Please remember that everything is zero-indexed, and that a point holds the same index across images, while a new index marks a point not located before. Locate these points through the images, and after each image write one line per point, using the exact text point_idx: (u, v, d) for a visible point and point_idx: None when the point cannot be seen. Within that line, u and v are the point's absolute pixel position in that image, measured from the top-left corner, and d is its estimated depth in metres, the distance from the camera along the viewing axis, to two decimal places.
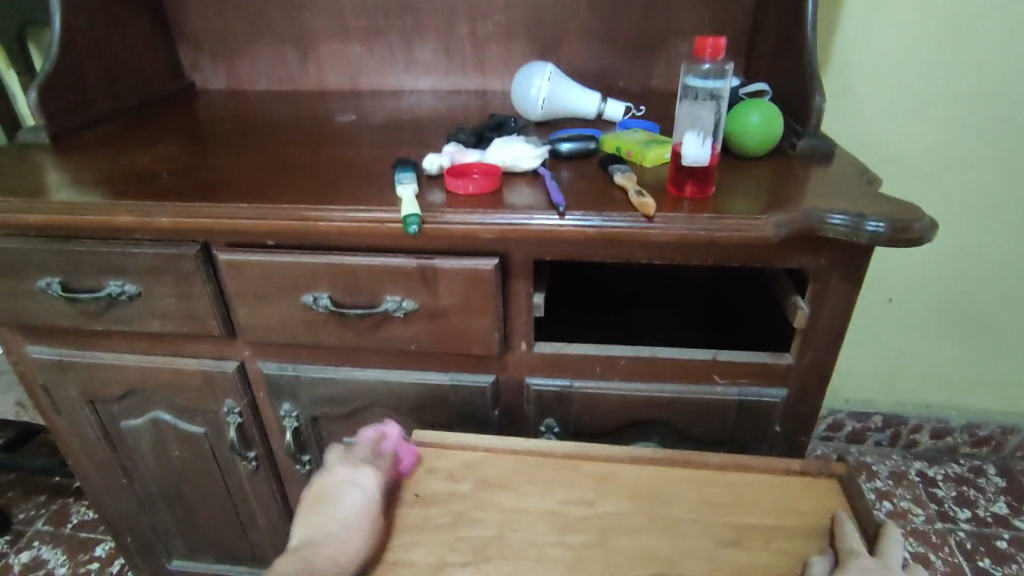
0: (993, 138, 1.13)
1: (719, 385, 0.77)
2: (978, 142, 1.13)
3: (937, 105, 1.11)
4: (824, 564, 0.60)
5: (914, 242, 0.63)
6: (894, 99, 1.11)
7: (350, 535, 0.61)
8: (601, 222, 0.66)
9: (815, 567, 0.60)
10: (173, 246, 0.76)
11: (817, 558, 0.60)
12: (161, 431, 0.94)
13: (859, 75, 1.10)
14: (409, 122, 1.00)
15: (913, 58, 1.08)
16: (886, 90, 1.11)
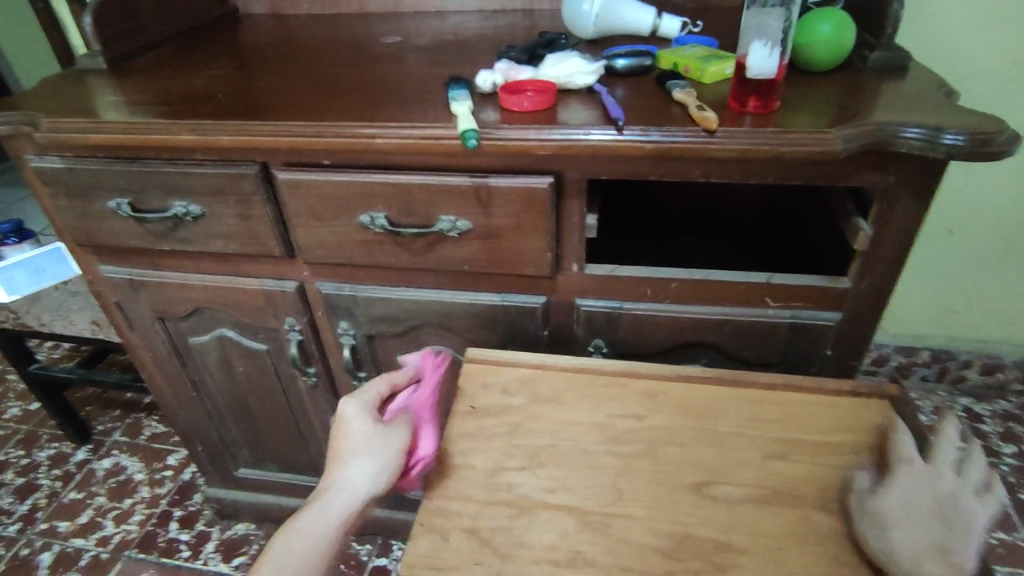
0: None
1: (771, 307, 0.77)
2: None
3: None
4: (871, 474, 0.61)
5: (993, 156, 0.60)
6: (976, 10, 1.03)
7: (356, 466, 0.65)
8: (660, 136, 0.65)
9: (860, 478, 0.61)
10: (232, 166, 0.78)
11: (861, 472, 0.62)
12: (226, 348, 1.00)
13: None
14: (455, 42, 0.98)
15: None
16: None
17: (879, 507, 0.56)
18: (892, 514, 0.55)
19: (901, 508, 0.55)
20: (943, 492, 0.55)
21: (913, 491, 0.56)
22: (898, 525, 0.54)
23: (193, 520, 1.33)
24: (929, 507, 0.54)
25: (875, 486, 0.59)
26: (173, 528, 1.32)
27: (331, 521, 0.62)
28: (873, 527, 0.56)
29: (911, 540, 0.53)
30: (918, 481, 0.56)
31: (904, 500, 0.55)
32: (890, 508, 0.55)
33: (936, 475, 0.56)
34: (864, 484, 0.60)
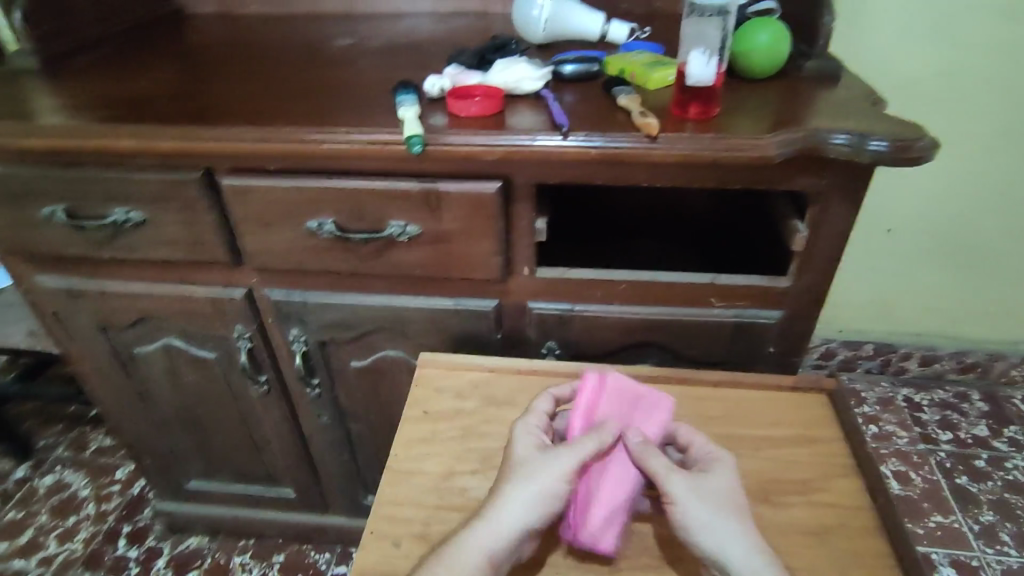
0: (1008, 62, 1.11)
1: (717, 307, 0.79)
2: (991, 66, 1.11)
3: (949, 26, 1.08)
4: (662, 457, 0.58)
5: (914, 161, 0.64)
6: (908, 20, 1.08)
7: (532, 508, 0.55)
8: (603, 142, 0.66)
9: (661, 465, 0.58)
10: (175, 172, 0.76)
11: (654, 452, 0.59)
12: (173, 357, 0.97)
13: None
14: (408, 46, 0.97)
15: None
16: (902, 10, 1.08)
17: (698, 508, 0.55)
18: (713, 514, 0.54)
19: (716, 506, 0.55)
20: (728, 481, 0.58)
21: (714, 481, 0.57)
22: (724, 528, 0.54)
23: (143, 536, 1.29)
24: (730, 499, 0.56)
25: (684, 476, 0.57)
26: (122, 545, 1.27)
27: (482, 549, 0.53)
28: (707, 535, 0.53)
29: (739, 540, 0.53)
30: (709, 470, 0.58)
31: (710, 493, 0.56)
32: (708, 510, 0.54)
33: (716, 464, 0.59)
34: (673, 474, 0.57)
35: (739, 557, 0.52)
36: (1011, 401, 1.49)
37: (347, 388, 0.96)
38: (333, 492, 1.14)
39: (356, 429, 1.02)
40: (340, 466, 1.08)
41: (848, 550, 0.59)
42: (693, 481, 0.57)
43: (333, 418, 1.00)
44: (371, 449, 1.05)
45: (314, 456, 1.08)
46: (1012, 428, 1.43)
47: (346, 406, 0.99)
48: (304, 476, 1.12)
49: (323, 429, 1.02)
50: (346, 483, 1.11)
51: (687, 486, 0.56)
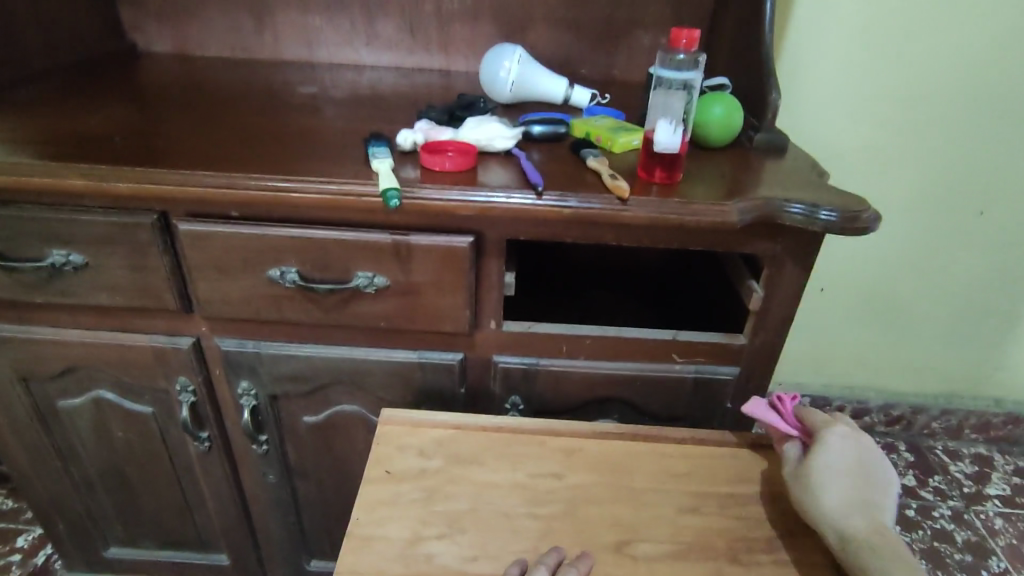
0: (924, 137, 1.23)
1: (677, 363, 0.81)
2: (909, 140, 1.23)
3: (873, 106, 1.20)
4: (813, 464, 0.65)
5: (860, 231, 0.68)
6: (838, 98, 1.19)
7: None
8: (577, 203, 0.68)
9: (811, 478, 0.64)
10: (126, 215, 0.72)
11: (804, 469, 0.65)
12: (104, 410, 0.89)
13: (808, 70, 1.17)
14: (374, 98, 0.98)
15: (858, 57, 1.16)
16: (833, 87, 1.18)
17: (852, 520, 0.60)
18: (871, 527, 0.60)
19: (871, 518, 0.61)
20: (876, 486, 0.64)
21: (862, 488, 0.63)
22: (886, 538, 0.59)
23: None
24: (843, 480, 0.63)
25: (837, 486, 0.63)
26: None
27: None
28: (866, 549, 0.58)
29: (898, 546, 0.58)
30: (854, 472, 0.64)
31: (862, 506, 0.61)
32: (865, 523, 0.60)
33: (858, 463, 0.65)
34: (823, 488, 0.63)
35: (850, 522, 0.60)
36: (934, 451, 1.59)
37: (298, 444, 0.91)
38: (272, 558, 1.06)
39: (303, 488, 0.96)
40: (283, 531, 1.01)
41: None
42: (843, 491, 0.62)
43: (279, 476, 0.94)
44: (318, 510, 0.99)
45: (254, 518, 1.01)
46: (936, 478, 1.52)
47: (295, 463, 0.93)
48: (241, 540, 1.03)
49: (268, 488, 0.96)
50: (289, 549, 1.04)
51: (839, 500, 0.62)
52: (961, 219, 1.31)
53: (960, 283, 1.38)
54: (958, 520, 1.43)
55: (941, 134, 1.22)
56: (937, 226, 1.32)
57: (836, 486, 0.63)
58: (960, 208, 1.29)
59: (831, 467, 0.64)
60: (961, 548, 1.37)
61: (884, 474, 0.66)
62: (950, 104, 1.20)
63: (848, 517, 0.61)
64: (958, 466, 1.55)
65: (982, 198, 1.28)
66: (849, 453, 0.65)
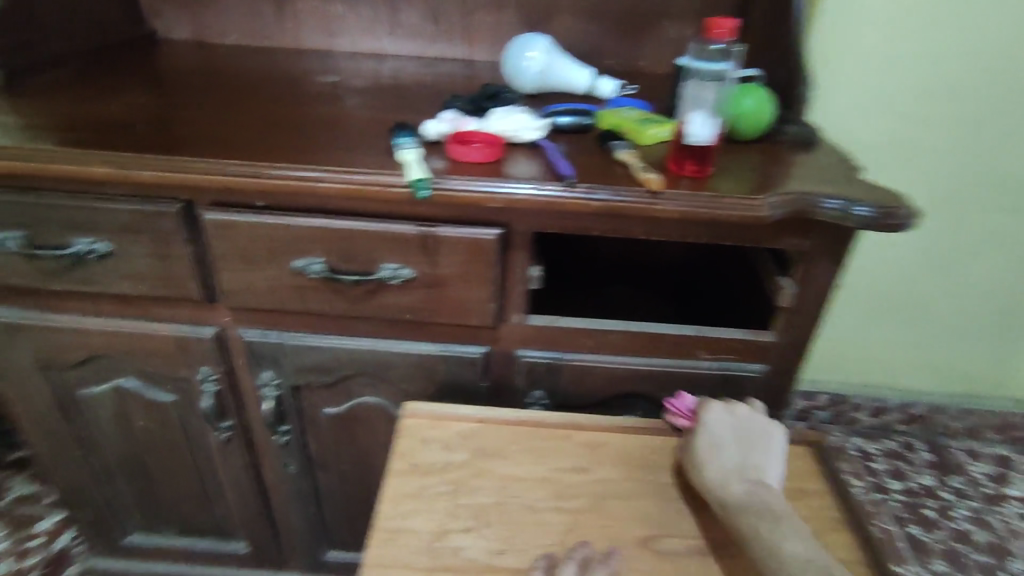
0: (953, 131, 1.20)
1: (704, 360, 0.80)
2: (937, 133, 1.20)
3: (903, 101, 1.17)
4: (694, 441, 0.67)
5: (896, 227, 0.67)
6: (867, 86, 1.16)
7: None
8: (607, 196, 0.67)
9: (693, 455, 0.67)
10: (151, 203, 0.72)
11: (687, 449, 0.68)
12: (126, 399, 0.90)
13: (837, 56, 1.14)
14: (395, 87, 0.97)
15: (891, 44, 1.13)
16: (863, 74, 1.15)
17: (730, 487, 0.62)
18: (746, 492, 0.62)
19: (746, 483, 0.63)
20: (756, 451, 0.66)
21: (741, 456, 0.65)
22: (758, 498, 0.61)
23: None
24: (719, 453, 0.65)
25: (716, 458, 0.65)
26: None
27: None
28: (740, 512, 0.60)
29: (770, 503, 0.60)
30: (733, 442, 0.66)
31: (740, 473, 0.64)
32: (740, 488, 0.62)
33: (740, 432, 0.67)
34: (702, 465, 0.65)
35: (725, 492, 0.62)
36: (953, 451, 1.57)
37: (319, 435, 0.91)
38: (290, 548, 1.06)
39: (324, 479, 0.96)
40: (302, 521, 1.02)
41: None
42: (722, 462, 0.65)
43: (300, 467, 0.94)
44: (338, 501, 0.99)
45: (274, 507, 1.01)
46: (955, 478, 1.50)
47: (316, 454, 0.93)
48: (261, 530, 1.04)
49: (288, 478, 0.96)
50: (308, 539, 1.04)
51: (717, 471, 0.64)
52: (988, 217, 1.28)
53: (983, 282, 1.35)
54: (978, 521, 1.41)
55: (971, 129, 1.19)
56: (962, 223, 1.29)
57: (716, 458, 0.65)
58: (986, 206, 1.27)
59: (711, 442, 0.66)
60: (980, 549, 1.35)
61: (768, 438, 0.67)
62: (984, 99, 1.16)
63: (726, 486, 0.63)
64: (977, 466, 1.53)
65: (1011, 196, 1.25)
66: (729, 424, 0.67)
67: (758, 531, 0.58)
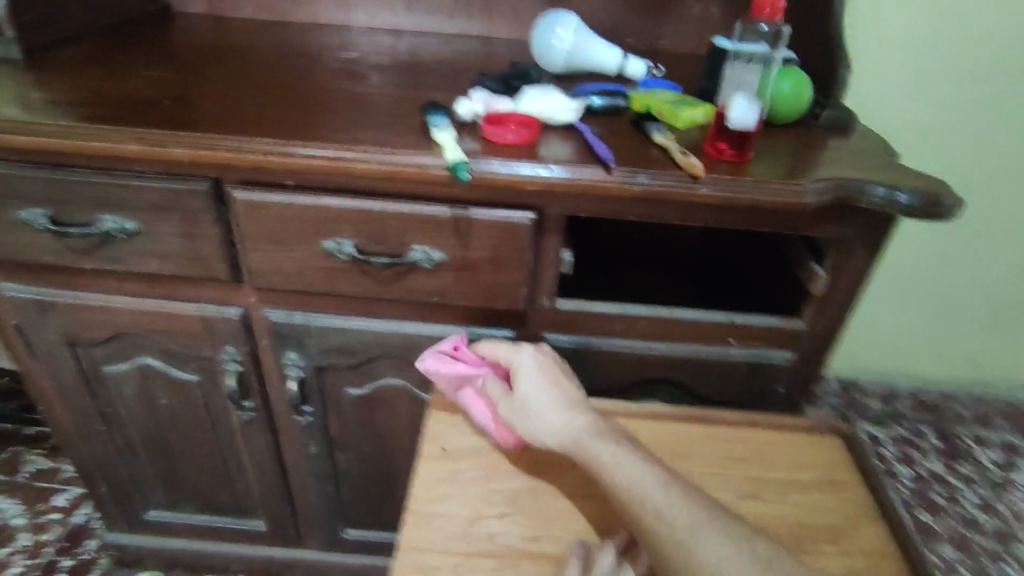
0: (1010, 117, 1.11)
1: (733, 347, 0.79)
2: (992, 119, 1.12)
3: (959, 81, 1.09)
4: (514, 394, 0.66)
5: (939, 216, 0.66)
6: (922, 63, 1.07)
7: None
8: (647, 180, 0.66)
9: (517, 410, 0.65)
10: (180, 181, 0.71)
11: (515, 399, 0.65)
12: (150, 378, 0.89)
13: (892, 27, 1.05)
14: (418, 64, 0.95)
15: (950, 18, 1.04)
16: (919, 49, 1.06)
17: (566, 428, 0.62)
18: (586, 424, 0.62)
19: (579, 416, 0.63)
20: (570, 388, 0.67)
21: (558, 390, 0.65)
22: (595, 430, 0.62)
23: (86, 571, 1.17)
24: (548, 395, 0.64)
25: (540, 404, 0.64)
26: None
27: None
28: (589, 443, 0.61)
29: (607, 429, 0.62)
30: (550, 382, 0.66)
31: (568, 408, 0.64)
32: (577, 425, 0.62)
33: (548, 370, 0.67)
34: (536, 411, 0.64)
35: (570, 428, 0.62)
36: (964, 437, 1.54)
37: (341, 416, 0.91)
38: (308, 527, 1.07)
39: (344, 459, 0.96)
40: (321, 500, 1.02)
41: None
42: (545, 406, 0.64)
43: (321, 447, 0.94)
44: (357, 481, 0.99)
45: (293, 487, 1.01)
46: (965, 465, 1.49)
47: (337, 435, 0.93)
48: (280, 508, 1.04)
49: (309, 459, 0.96)
50: (326, 518, 1.05)
51: (545, 415, 0.63)
52: None
53: (1017, 275, 1.31)
54: (986, 508, 1.42)
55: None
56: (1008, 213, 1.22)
57: (538, 405, 0.64)
58: None
59: (526, 392, 0.65)
60: (988, 535, 1.37)
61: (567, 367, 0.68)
62: None
63: (567, 423, 0.62)
64: (988, 453, 1.51)
65: None
66: (537, 364, 0.67)
67: (615, 458, 0.59)
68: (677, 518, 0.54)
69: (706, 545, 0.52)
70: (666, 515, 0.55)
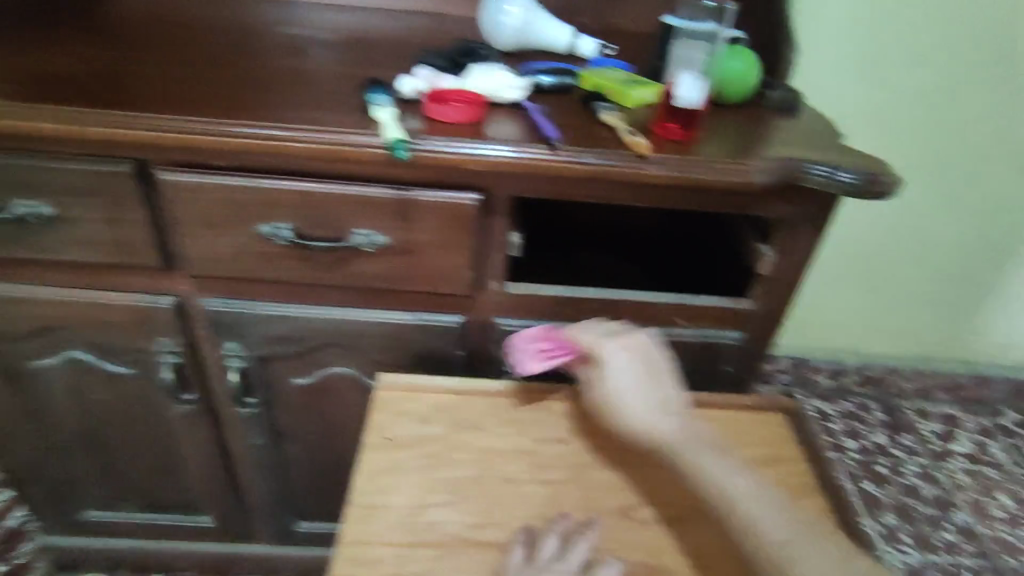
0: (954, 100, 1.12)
1: (683, 328, 0.79)
2: (936, 100, 1.12)
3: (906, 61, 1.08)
4: (604, 387, 0.64)
5: (877, 195, 0.66)
6: (870, 42, 1.06)
7: None
8: (592, 159, 0.64)
9: (608, 402, 0.64)
10: (100, 162, 0.66)
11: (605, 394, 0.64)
12: (80, 373, 0.84)
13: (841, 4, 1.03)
14: (364, 40, 0.91)
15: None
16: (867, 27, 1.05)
17: (660, 427, 0.61)
18: (677, 428, 0.61)
19: (674, 417, 0.62)
20: (660, 380, 0.64)
21: (659, 389, 0.63)
22: (691, 435, 0.61)
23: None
24: (640, 392, 0.63)
25: (635, 402, 0.62)
26: None
27: None
28: (682, 451, 0.60)
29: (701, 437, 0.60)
30: (641, 377, 0.64)
31: (665, 407, 0.62)
32: (672, 426, 0.61)
33: (637, 361, 0.64)
34: (627, 408, 0.62)
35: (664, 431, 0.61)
36: (906, 409, 1.61)
37: (287, 407, 0.88)
38: (258, 520, 1.04)
39: (292, 450, 0.93)
40: (270, 493, 0.99)
41: None
42: (643, 402, 0.62)
43: (267, 439, 0.91)
44: (307, 472, 0.97)
45: (241, 481, 0.98)
46: (907, 436, 1.55)
47: (283, 426, 0.90)
48: (228, 502, 1.01)
49: (256, 451, 0.93)
50: (276, 510, 1.02)
51: (640, 413, 0.61)
52: (977, 191, 1.22)
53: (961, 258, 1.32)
54: (925, 477, 1.49)
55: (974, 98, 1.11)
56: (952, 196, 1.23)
57: (634, 400, 0.62)
58: (976, 179, 1.20)
59: (621, 386, 0.63)
60: (926, 502, 1.44)
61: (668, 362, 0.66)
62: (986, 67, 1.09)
63: (657, 424, 0.61)
64: (928, 425, 1.58)
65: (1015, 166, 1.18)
66: (625, 357, 0.64)
67: (706, 469, 0.58)
68: (773, 535, 0.53)
69: (810, 559, 0.51)
70: (766, 526, 0.54)
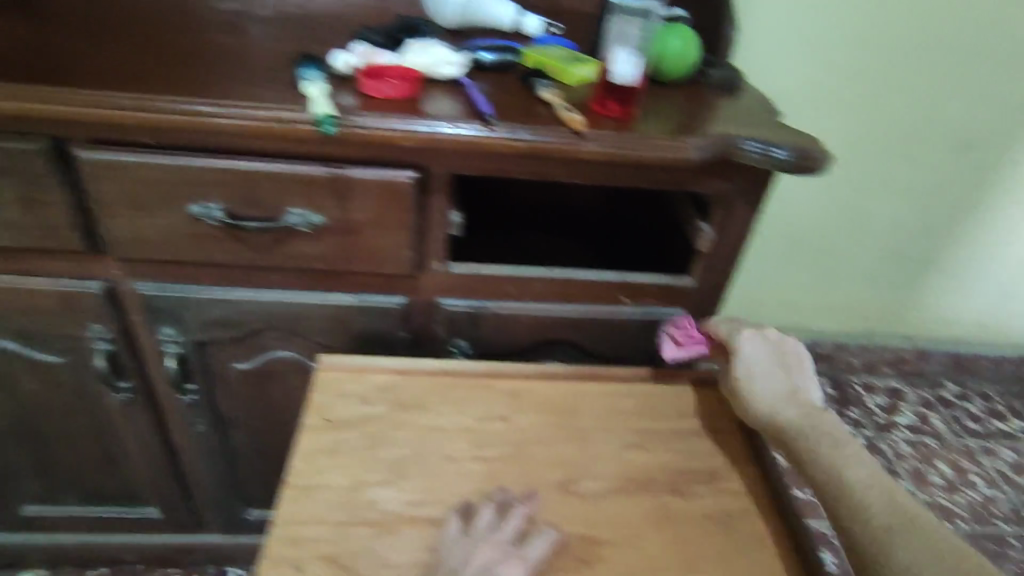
0: (891, 82, 1.15)
1: (625, 305, 0.80)
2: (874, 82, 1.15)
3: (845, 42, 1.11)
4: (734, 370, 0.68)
5: (809, 170, 0.68)
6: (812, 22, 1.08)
7: None
8: (528, 135, 0.64)
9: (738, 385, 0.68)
10: (13, 139, 0.63)
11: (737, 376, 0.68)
12: (7, 362, 0.81)
13: None
14: (304, 15, 0.88)
15: None
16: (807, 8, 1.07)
17: (784, 413, 0.65)
18: (799, 415, 0.64)
19: (799, 405, 0.65)
20: (796, 375, 0.68)
21: (787, 380, 0.67)
22: (816, 421, 0.63)
23: None
24: (771, 381, 0.67)
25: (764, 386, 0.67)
26: None
27: None
28: (800, 435, 0.63)
29: (827, 426, 0.63)
30: (773, 368, 0.68)
31: (792, 397, 0.66)
32: (796, 412, 0.64)
33: (775, 354, 0.69)
34: (755, 391, 0.67)
35: (786, 414, 0.64)
36: (853, 384, 1.66)
37: (230, 392, 0.86)
38: (206, 509, 1.02)
39: (237, 437, 0.92)
40: (217, 481, 0.97)
41: (750, 535, 0.63)
42: (772, 391, 0.67)
43: (210, 426, 0.89)
44: (254, 458, 0.95)
45: (186, 469, 0.96)
46: (854, 410, 1.61)
47: (227, 412, 0.88)
48: (174, 492, 0.99)
49: (199, 439, 0.91)
50: (224, 499, 1.00)
51: (767, 398, 0.66)
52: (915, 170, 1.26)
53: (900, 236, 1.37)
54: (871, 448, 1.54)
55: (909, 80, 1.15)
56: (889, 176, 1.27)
57: (764, 386, 0.67)
58: (913, 159, 1.25)
59: (755, 371, 0.68)
60: None
61: (802, 359, 0.70)
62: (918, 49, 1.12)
63: (780, 409, 0.65)
64: (874, 399, 1.64)
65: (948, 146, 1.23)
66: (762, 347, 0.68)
67: (818, 454, 0.61)
68: (879, 519, 0.55)
69: (907, 550, 0.53)
70: (872, 511, 0.56)
